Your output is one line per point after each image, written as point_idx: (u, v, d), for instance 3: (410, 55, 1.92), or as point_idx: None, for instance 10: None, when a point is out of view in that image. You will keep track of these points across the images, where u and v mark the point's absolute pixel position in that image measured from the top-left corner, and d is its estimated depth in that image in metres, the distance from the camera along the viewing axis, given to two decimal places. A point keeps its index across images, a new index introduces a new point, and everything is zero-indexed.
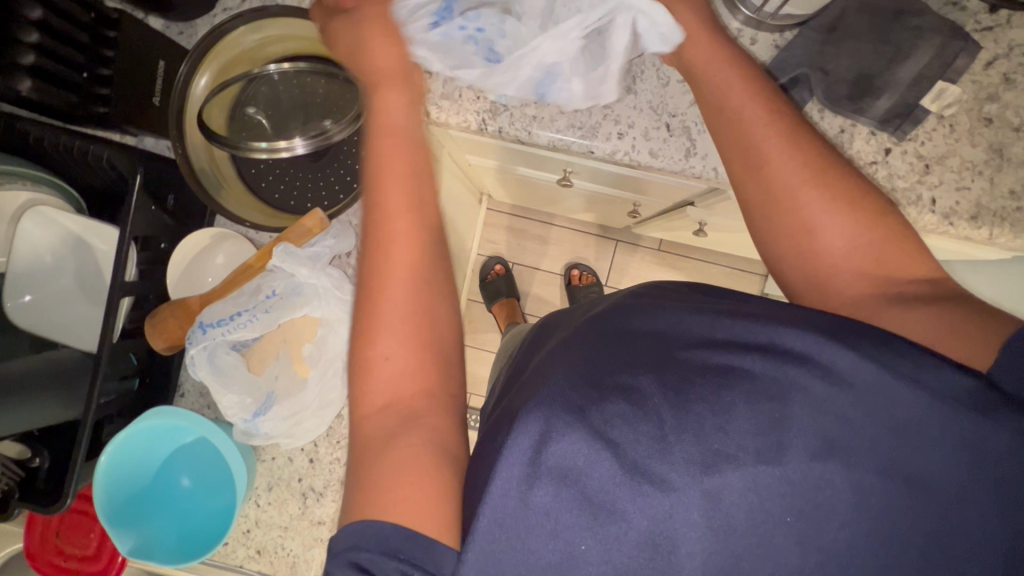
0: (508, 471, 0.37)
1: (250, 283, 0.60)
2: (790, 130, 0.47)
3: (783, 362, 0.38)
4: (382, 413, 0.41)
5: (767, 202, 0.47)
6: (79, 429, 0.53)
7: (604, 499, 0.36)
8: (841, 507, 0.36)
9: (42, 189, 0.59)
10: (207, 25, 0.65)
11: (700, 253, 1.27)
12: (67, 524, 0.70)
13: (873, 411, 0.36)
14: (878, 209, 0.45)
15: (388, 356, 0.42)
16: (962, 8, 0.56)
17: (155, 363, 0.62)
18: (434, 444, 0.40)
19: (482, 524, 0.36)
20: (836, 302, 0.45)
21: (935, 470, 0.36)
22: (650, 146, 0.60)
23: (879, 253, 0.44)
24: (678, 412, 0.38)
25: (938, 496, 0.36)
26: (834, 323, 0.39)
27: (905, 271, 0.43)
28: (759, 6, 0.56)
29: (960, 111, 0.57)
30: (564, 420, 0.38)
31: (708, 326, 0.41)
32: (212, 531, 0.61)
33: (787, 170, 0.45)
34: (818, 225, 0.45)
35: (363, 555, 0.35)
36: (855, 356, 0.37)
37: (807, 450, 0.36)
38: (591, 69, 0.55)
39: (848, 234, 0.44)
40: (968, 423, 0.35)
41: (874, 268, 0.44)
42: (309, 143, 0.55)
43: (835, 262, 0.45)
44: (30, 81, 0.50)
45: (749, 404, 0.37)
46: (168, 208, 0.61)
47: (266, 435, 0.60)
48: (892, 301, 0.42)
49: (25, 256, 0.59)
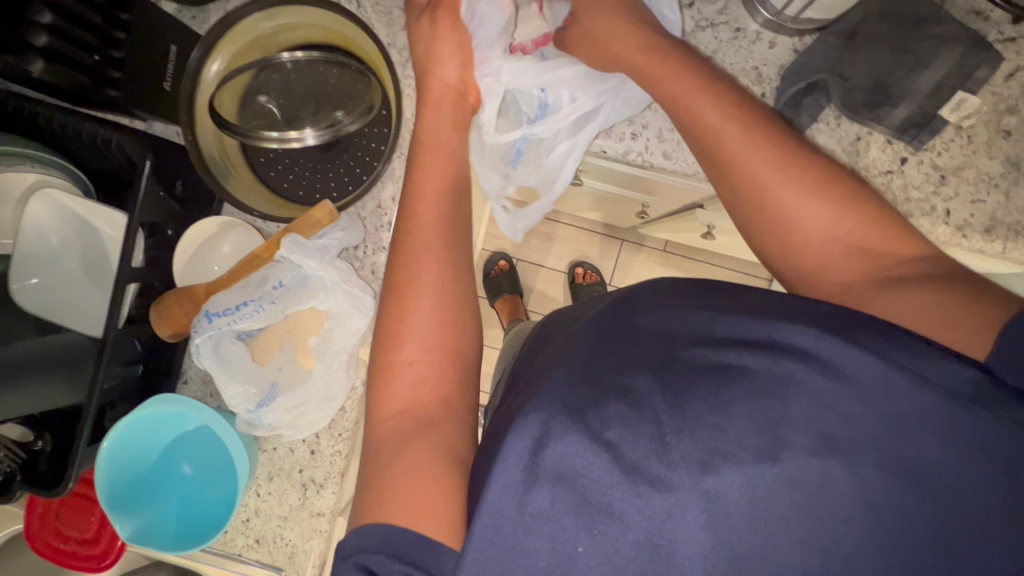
0: (506, 470, 0.37)
1: (257, 273, 0.60)
2: (768, 133, 0.46)
3: (785, 358, 0.37)
4: (401, 416, 0.43)
5: (748, 205, 0.47)
6: (81, 414, 0.53)
7: (602, 500, 0.36)
8: (850, 522, 0.35)
9: (50, 172, 0.59)
10: (220, 11, 0.64)
11: (705, 256, 1.26)
12: (68, 507, 0.71)
13: (882, 412, 0.36)
14: (853, 193, 0.44)
15: (406, 365, 0.44)
16: (985, 18, 0.55)
17: (158, 350, 0.62)
18: (439, 452, 0.41)
19: (480, 525, 0.36)
20: (829, 292, 0.44)
21: (947, 490, 0.35)
22: (664, 147, 0.60)
23: (864, 238, 0.43)
24: (675, 412, 0.37)
25: (957, 519, 0.34)
26: (839, 319, 0.38)
27: (891, 250, 0.43)
28: (779, 9, 0.55)
29: (978, 122, 0.56)
30: (561, 421, 0.38)
31: (709, 323, 0.41)
32: (211, 520, 0.61)
33: (763, 170, 0.45)
34: (802, 221, 0.44)
35: (371, 557, 0.36)
36: (852, 349, 0.36)
37: (806, 446, 0.36)
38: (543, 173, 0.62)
39: (829, 222, 0.44)
40: (987, 434, 0.34)
41: (860, 253, 0.43)
42: (320, 135, 0.56)
43: (823, 255, 0.44)
44: (40, 63, 0.49)
45: (748, 401, 0.37)
46: (175, 194, 0.61)
47: (269, 426, 0.60)
48: (883, 285, 0.41)
49: (30, 238, 0.59)
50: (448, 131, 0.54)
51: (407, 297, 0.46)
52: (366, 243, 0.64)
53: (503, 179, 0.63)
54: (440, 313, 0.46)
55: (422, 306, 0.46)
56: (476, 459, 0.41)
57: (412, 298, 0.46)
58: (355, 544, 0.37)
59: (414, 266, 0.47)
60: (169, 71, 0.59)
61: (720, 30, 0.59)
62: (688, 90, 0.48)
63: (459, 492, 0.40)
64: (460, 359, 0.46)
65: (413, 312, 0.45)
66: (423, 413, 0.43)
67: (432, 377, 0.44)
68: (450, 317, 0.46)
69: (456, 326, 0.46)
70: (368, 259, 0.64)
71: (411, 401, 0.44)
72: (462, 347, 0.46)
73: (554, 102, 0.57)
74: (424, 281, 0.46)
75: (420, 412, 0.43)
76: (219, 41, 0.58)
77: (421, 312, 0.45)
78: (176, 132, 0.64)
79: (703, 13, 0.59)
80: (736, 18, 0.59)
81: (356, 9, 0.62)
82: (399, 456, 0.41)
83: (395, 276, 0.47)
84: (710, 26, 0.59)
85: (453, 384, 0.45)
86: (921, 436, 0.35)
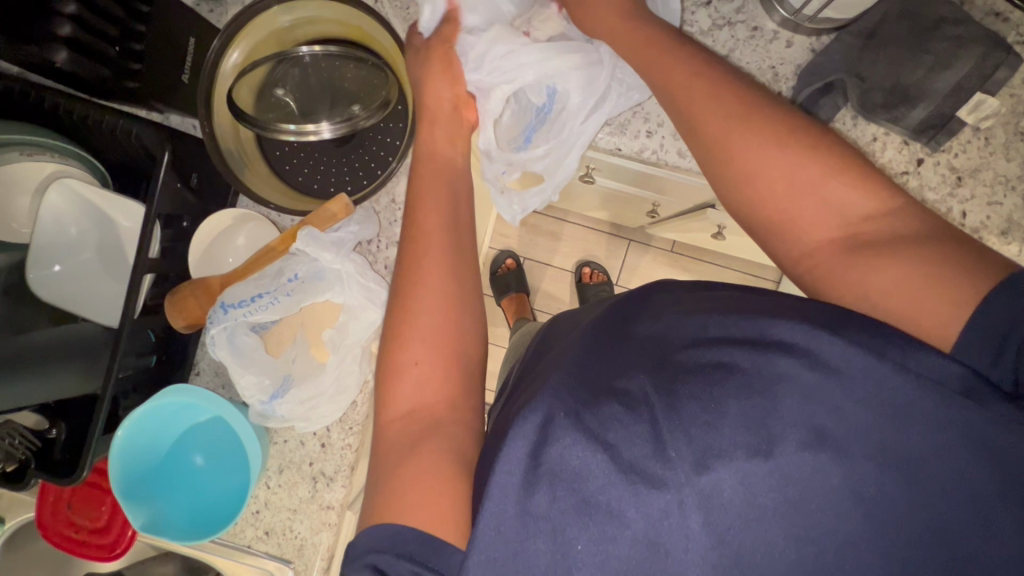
0: (506, 476, 0.37)
1: (272, 265, 0.60)
2: (755, 99, 0.44)
3: (776, 355, 0.37)
4: (408, 417, 0.43)
5: (722, 168, 0.45)
6: (98, 401, 0.53)
7: (599, 500, 0.36)
8: (863, 531, 0.34)
9: (70, 163, 0.60)
10: (237, 4, 0.65)
11: (713, 256, 1.26)
12: (79, 496, 0.71)
13: (890, 413, 0.35)
14: (839, 154, 0.41)
15: (413, 369, 0.44)
16: (1004, 19, 0.54)
17: (172, 341, 0.62)
18: (448, 452, 0.41)
19: (482, 528, 0.36)
20: (799, 247, 0.42)
21: (965, 500, 0.34)
22: (680, 146, 0.60)
23: (825, 189, 0.41)
24: (670, 412, 0.37)
25: (974, 528, 0.34)
26: (831, 313, 0.38)
27: (849, 203, 0.40)
28: (797, 8, 0.55)
29: (996, 124, 0.56)
30: (562, 422, 0.37)
31: (701, 323, 0.40)
32: (222, 511, 0.62)
33: (748, 133, 0.43)
34: (780, 184, 0.42)
35: (380, 557, 0.36)
36: (843, 344, 0.36)
37: (797, 441, 0.35)
38: (554, 158, 0.61)
39: (805, 183, 0.41)
40: (1011, 442, 0.34)
41: (830, 208, 0.41)
42: (337, 128, 0.56)
43: (787, 206, 0.42)
44: (65, 53, 0.49)
45: (740, 401, 0.36)
46: (191, 186, 0.60)
47: (283, 417, 0.60)
48: (856, 248, 0.40)
49: (49, 227, 0.59)
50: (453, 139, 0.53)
51: (418, 294, 0.46)
52: (379, 238, 0.64)
53: (507, 164, 0.61)
54: (449, 311, 0.46)
55: (438, 300, 0.46)
56: (480, 455, 0.41)
57: (417, 292, 0.46)
58: (364, 546, 0.37)
59: (425, 259, 0.47)
60: (187, 64, 0.60)
61: (738, 29, 0.59)
62: None
63: (466, 494, 0.39)
64: (459, 357, 0.45)
65: (424, 305, 0.45)
66: (434, 409, 0.43)
67: (439, 369, 0.44)
68: (458, 309, 0.46)
69: (465, 318, 0.46)
70: (381, 253, 0.65)
71: (416, 400, 0.43)
72: (465, 342, 0.46)
73: (569, 89, 0.57)
74: (436, 281, 0.46)
75: (423, 416, 0.43)
76: (239, 31, 0.58)
77: (425, 307, 0.45)
78: (192, 125, 0.65)
79: (720, 11, 0.59)
80: (753, 17, 0.58)
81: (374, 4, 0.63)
82: (407, 460, 0.40)
83: (408, 269, 0.47)
84: (727, 25, 0.59)
85: (459, 377, 0.45)
86: (937, 436, 0.34)
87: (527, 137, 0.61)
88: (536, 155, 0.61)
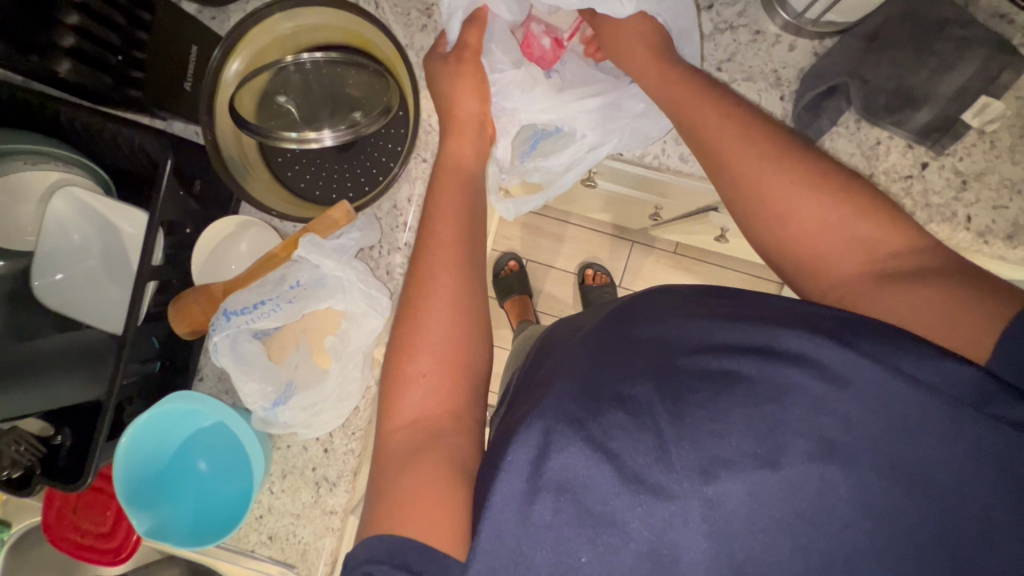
0: (508, 484, 0.37)
1: (274, 272, 0.60)
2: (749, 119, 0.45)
3: (786, 367, 0.37)
4: (409, 425, 0.43)
5: (735, 183, 0.45)
6: (101, 410, 0.53)
7: (603, 510, 0.36)
8: (864, 541, 0.34)
9: (74, 171, 0.60)
10: (239, 11, 0.65)
11: (716, 258, 1.25)
12: (85, 502, 0.71)
13: (894, 426, 0.35)
14: (847, 180, 0.42)
15: (422, 373, 0.44)
16: (1010, 21, 0.54)
17: (177, 347, 0.62)
18: (452, 461, 0.41)
19: (485, 535, 0.36)
20: (832, 283, 0.42)
21: (968, 513, 0.34)
22: (682, 150, 0.60)
23: (846, 222, 0.41)
24: (676, 421, 0.36)
25: (975, 539, 0.34)
26: (841, 328, 0.38)
27: (875, 238, 0.41)
28: (799, 12, 0.55)
29: (1002, 127, 0.55)
30: (564, 432, 0.37)
31: (706, 331, 0.40)
32: (225, 517, 0.62)
33: (756, 150, 0.44)
34: (796, 206, 0.42)
35: (377, 566, 0.36)
36: (856, 360, 0.35)
37: (806, 456, 0.35)
38: (551, 176, 0.62)
39: (828, 215, 0.42)
40: (1011, 454, 0.34)
41: (858, 245, 0.41)
42: (338, 136, 0.56)
43: (815, 238, 0.42)
44: (67, 64, 0.50)
45: (746, 411, 0.36)
46: (194, 193, 0.61)
47: (285, 424, 0.60)
48: (882, 283, 0.40)
49: (52, 235, 0.60)
50: (456, 144, 0.53)
51: (417, 303, 0.46)
52: (381, 243, 0.65)
53: (507, 172, 0.62)
54: (449, 320, 0.45)
55: (441, 307, 0.46)
56: (482, 463, 0.41)
57: (421, 299, 0.46)
58: (364, 552, 0.37)
59: (432, 269, 0.47)
60: (190, 71, 0.60)
61: (740, 32, 0.58)
62: (702, 104, 0.47)
63: (467, 505, 0.39)
64: (467, 364, 0.45)
65: (425, 313, 0.45)
66: (438, 414, 0.43)
67: (443, 376, 0.44)
68: (463, 317, 0.46)
69: (465, 323, 0.46)
70: (383, 259, 0.65)
71: (415, 411, 0.43)
72: (469, 349, 0.46)
73: (573, 109, 0.57)
74: (432, 290, 0.46)
75: (423, 423, 0.43)
76: (240, 40, 0.58)
77: (429, 312, 0.45)
78: (195, 131, 0.65)
79: (722, 15, 0.59)
80: (756, 20, 0.58)
81: (374, 9, 0.63)
82: (408, 468, 0.40)
83: (417, 279, 0.47)
84: (729, 29, 0.59)
85: (461, 385, 0.45)
86: (939, 449, 0.34)
87: (531, 147, 0.62)
88: (530, 169, 0.62)
